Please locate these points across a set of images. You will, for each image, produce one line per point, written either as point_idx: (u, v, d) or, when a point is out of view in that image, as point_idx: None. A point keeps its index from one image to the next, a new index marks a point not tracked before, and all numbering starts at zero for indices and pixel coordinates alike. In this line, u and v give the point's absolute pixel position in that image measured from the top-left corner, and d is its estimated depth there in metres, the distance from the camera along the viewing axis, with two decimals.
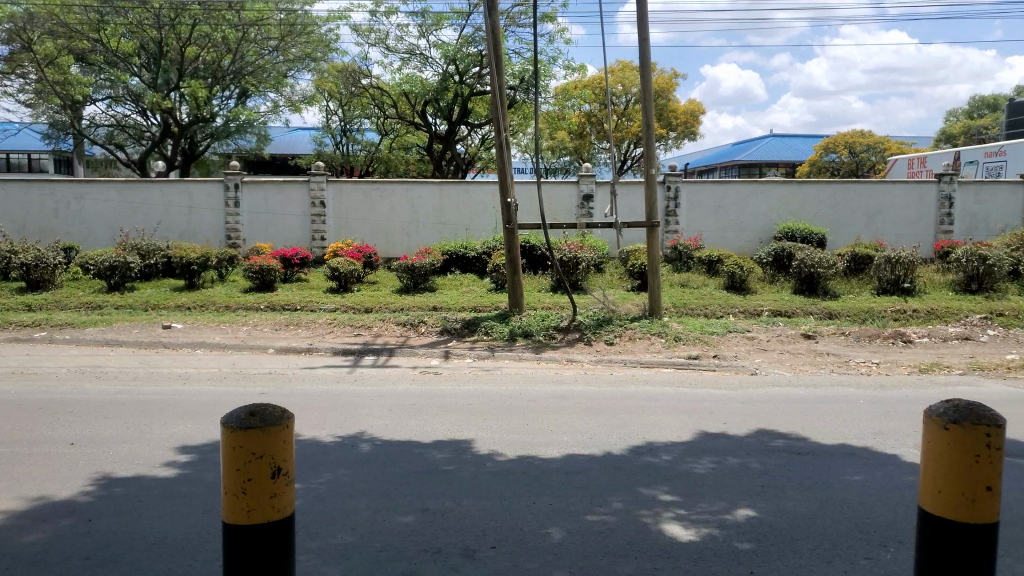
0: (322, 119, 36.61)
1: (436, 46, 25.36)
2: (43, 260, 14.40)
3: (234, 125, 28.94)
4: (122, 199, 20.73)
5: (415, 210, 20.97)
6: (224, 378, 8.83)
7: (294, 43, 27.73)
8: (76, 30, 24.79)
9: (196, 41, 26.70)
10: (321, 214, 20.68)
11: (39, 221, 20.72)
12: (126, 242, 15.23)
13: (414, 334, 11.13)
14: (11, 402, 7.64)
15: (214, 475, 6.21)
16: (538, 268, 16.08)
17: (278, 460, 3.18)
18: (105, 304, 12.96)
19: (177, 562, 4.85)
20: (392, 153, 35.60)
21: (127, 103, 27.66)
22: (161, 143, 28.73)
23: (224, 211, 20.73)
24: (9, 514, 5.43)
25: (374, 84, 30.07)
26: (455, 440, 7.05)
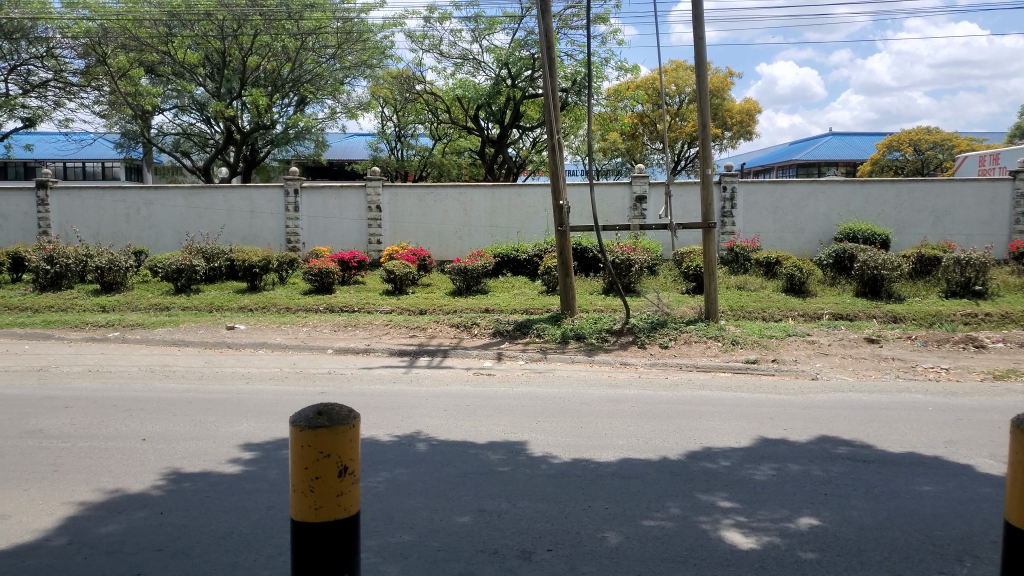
0: (377, 125, 37.36)
1: (489, 51, 25.50)
2: (115, 263, 15.00)
3: (293, 132, 29.55)
4: (188, 205, 21.50)
5: (468, 213, 21.14)
6: (285, 377, 9.05)
7: (351, 51, 28.50)
8: (147, 43, 26.10)
9: (258, 51, 27.58)
10: (377, 218, 21.06)
11: (113, 226, 21.70)
12: (192, 246, 15.76)
13: (467, 335, 11.20)
14: (88, 398, 8.02)
15: (278, 472, 6.38)
16: (590, 271, 16.05)
17: (345, 459, 3.25)
18: (173, 306, 13.44)
19: (244, 556, 4.99)
20: (445, 158, 36.10)
21: (193, 112, 28.88)
22: (223, 150, 29.66)
23: (284, 215, 21.27)
24: (87, 505, 5.70)
25: (428, 90, 30.31)
26: (510, 441, 7.08)
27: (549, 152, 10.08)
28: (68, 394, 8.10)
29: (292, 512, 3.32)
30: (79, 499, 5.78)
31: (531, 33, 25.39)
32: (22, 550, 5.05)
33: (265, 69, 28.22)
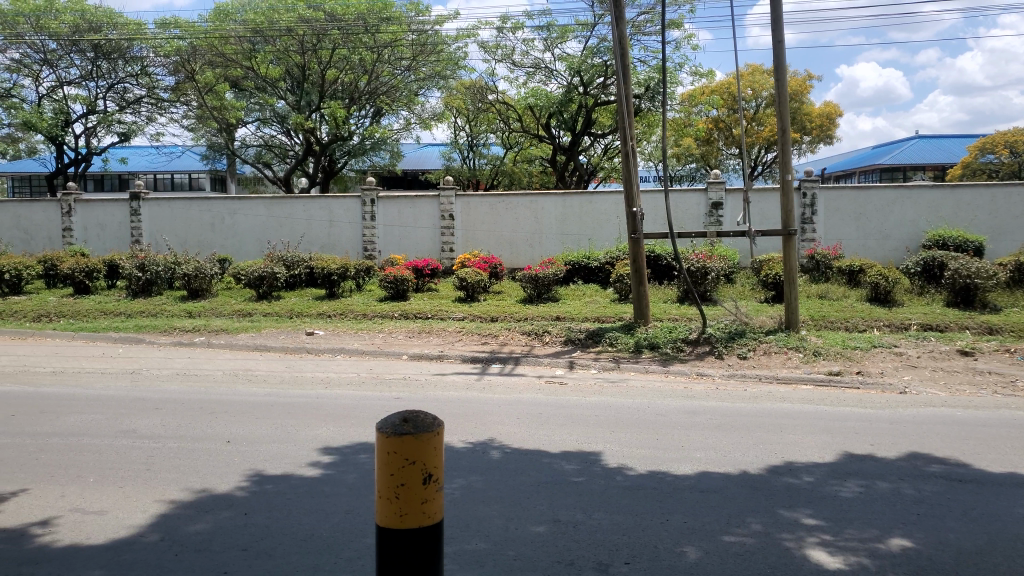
0: (450, 135, 38.03)
1: (561, 59, 25.55)
2: (202, 270, 15.60)
3: (370, 142, 30.34)
4: (270, 214, 22.29)
5: (540, 221, 21.16)
6: (363, 382, 9.22)
7: (425, 62, 28.95)
8: (232, 59, 27.73)
9: (336, 64, 28.14)
10: (450, 227, 21.34)
11: (199, 236, 22.70)
12: (274, 253, 16.27)
13: (539, 343, 11.18)
14: (179, 400, 8.36)
15: (355, 476, 6.48)
16: (663, 279, 15.84)
17: (430, 466, 3.27)
18: (255, 312, 13.89)
19: (324, 559, 5.07)
20: (516, 166, 36.42)
21: (274, 125, 29.98)
22: (303, 160, 30.49)
23: (361, 224, 21.77)
24: (176, 504, 5.92)
25: (500, 99, 30.65)
26: (584, 451, 7.00)
27: (623, 158, 10.01)
28: (159, 396, 8.46)
29: (376, 518, 3.33)
30: (170, 498, 6.01)
31: (605, 40, 25.24)
32: (118, 545, 5.27)
33: (343, 82, 28.79)
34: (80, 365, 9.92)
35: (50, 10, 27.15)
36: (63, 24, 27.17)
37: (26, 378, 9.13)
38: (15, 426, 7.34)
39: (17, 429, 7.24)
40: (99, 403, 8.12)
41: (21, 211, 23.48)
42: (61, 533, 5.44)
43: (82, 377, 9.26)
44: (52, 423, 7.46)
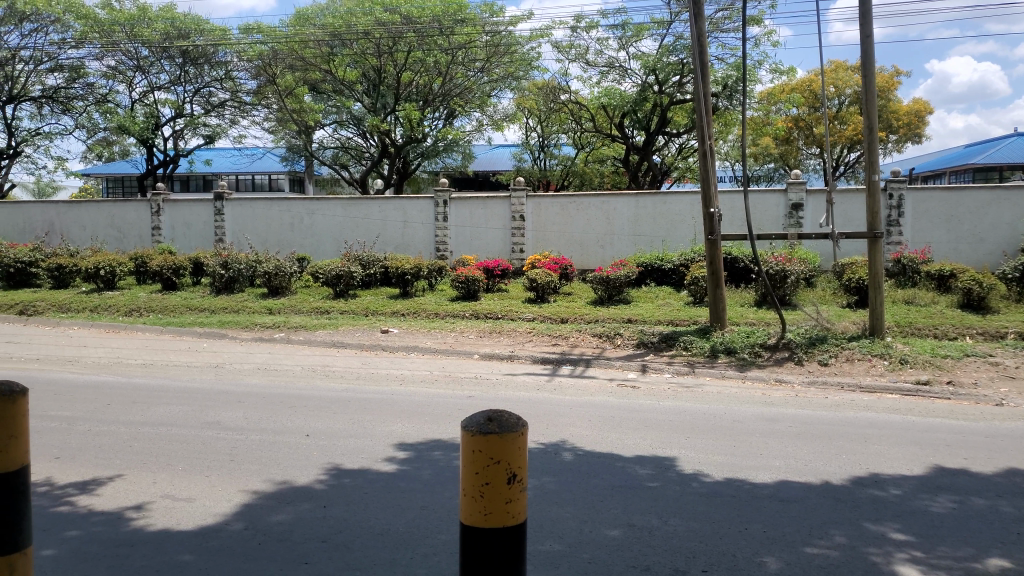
0: (521, 136, 38.22)
1: (636, 58, 25.29)
2: (282, 269, 16.07)
3: (443, 144, 30.74)
4: (346, 214, 22.83)
5: (612, 223, 20.98)
6: (436, 380, 9.32)
7: (498, 63, 29.28)
8: (311, 62, 28.65)
9: (411, 67, 28.55)
10: (521, 228, 21.39)
11: (279, 235, 23.45)
12: (351, 253, 16.63)
13: (610, 346, 11.07)
14: (260, 393, 8.63)
15: (430, 473, 6.54)
16: (740, 282, 15.51)
17: (514, 466, 3.22)
18: (332, 310, 14.23)
19: (400, 554, 5.13)
20: (588, 167, 36.29)
21: (350, 127, 30.80)
22: (379, 162, 31.12)
23: (434, 225, 22.05)
24: (259, 494, 6.11)
25: (572, 99, 30.70)
26: (658, 455, 6.88)
27: (700, 158, 9.85)
28: (241, 389, 8.75)
29: (460, 517, 3.33)
30: (253, 489, 6.20)
31: (681, 38, 24.84)
32: (205, 532, 5.46)
33: (418, 84, 29.23)
34: (169, 358, 10.38)
35: (143, 18, 28.74)
36: (155, 31, 28.67)
37: (121, 369, 9.61)
38: (110, 414, 7.72)
39: (113, 417, 7.61)
40: (186, 395, 8.45)
41: (114, 211, 24.72)
42: (154, 517, 5.67)
43: (171, 369, 9.67)
44: (145, 412, 7.82)
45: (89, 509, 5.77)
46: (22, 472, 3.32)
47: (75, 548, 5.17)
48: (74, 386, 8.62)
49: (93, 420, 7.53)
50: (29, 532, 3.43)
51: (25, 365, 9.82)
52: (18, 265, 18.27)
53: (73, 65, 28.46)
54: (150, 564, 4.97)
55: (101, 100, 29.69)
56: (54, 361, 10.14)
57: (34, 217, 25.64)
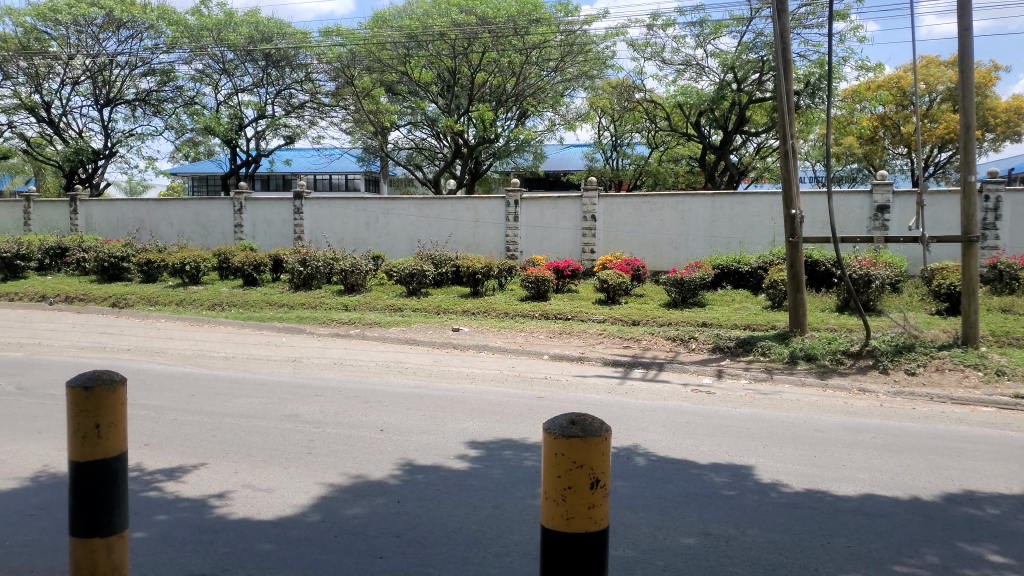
0: (594, 135, 38.15)
1: (714, 56, 24.81)
2: (357, 267, 16.44)
3: (514, 144, 30.99)
4: (420, 214, 23.21)
5: (687, 224, 20.64)
6: (507, 380, 9.33)
7: (572, 63, 29.31)
8: (388, 63, 29.21)
9: (485, 68, 28.90)
10: (592, 228, 21.27)
11: (354, 233, 24.02)
12: (423, 252, 16.86)
13: (684, 349, 10.86)
14: (335, 387, 8.82)
15: (501, 472, 6.54)
16: (821, 286, 15.07)
17: (598, 471, 3.07)
18: (404, 307, 14.44)
19: (473, 552, 5.14)
20: (662, 166, 35.97)
21: (424, 127, 31.38)
22: (452, 163, 31.54)
23: (505, 225, 22.16)
24: (335, 486, 6.23)
25: (647, 98, 29.84)
26: (735, 463, 6.70)
27: (783, 159, 9.71)
28: (318, 383, 8.97)
29: (541, 519, 3.20)
30: (329, 481, 6.33)
31: (761, 35, 24.01)
32: (284, 522, 5.60)
33: (491, 84, 29.62)
34: (249, 351, 10.72)
35: (229, 23, 29.97)
36: (240, 35, 29.92)
37: (205, 361, 9.98)
38: (195, 404, 8.04)
39: (197, 407, 7.92)
40: (265, 388, 8.71)
41: (201, 208, 25.88)
42: (235, 505, 5.86)
43: (251, 362, 9.99)
44: (226, 403, 8.09)
45: (176, 495, 6.00)
46: (118, 458, 3.47)
47: (164, 532, 5.38)
48: (162, 376, 9.02)
49: (179, 409, 7.83)
50: (126, 516, 3.56)
51: (119, 355, 10.34)
52: (111, 260, 19.17)
53: (165, 69, 30.06)
54: (232, 551, 5.13)
55: (189, 101, 31.13)
56: (143, 352, 10.62)
57: (126, 214, 26.92)
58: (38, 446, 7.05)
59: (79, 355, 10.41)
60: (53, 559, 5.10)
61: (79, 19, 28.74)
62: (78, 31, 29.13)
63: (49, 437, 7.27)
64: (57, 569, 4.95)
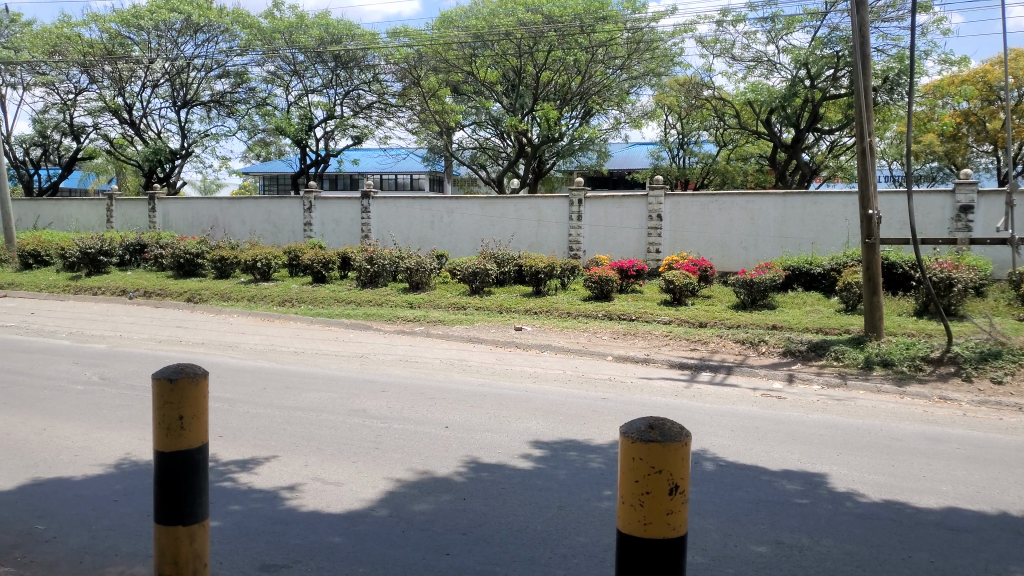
0: (660, 134, 37.75)
1: (786, 51, 24.20)
2: (423, 265, 16.65)
3: (578, 143, 30.93)
4: (484, 213, 23.37)
5: (756, 224, 20.19)
6: (571, 380, 9.29)
7: (639, 60, 29.05)
8: (454, 64, 29.58)
9: (551, 66, 28.91)
10: (657, 228, 21.03)
11: (419, 232, 24.34)
12: (486, 251, 16.97)
13: (754, 352, 10.63)
14: (401, 384, 8.94)
15: (566, 473, 6.50)
16: (898, 289, 14.57)
17: (677, 477, 2.81)
18: (467, 306, 14.54)
19: (540, 553, 5.11)
20: (730, 165, 35.73)
21: (489, 127, 31.61)
22: (516, 162, 31.65)
23: (568, 224, 22.10)
24: (402, 482, 6.31)
25: (716, 95, 29.91)
26: (807, 471, 6.51)
27: (858, 157, 9.60)
28: (385, 380, 9.10)
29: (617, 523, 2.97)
30: (397, 477, 6.41)
31: (837, 30, 23.18)
32: (353, 516, 5.69)
33: (557, 83, 29.63)
34: (318, 347, 10.97)
35: (300, 25, 30.89)
36: (310, 38, 30.74)
37: (275, 356, 10.26)
38: (266, 397, 8.26)
39: (269, 400, 8.14)
40: (334, 383, 8.89)
41: (271, 207, 26.62)
42: (306, 498, 5.98)
43: (319, 358, 10.22)
44: (296, 397, 8.29)
45: (250, 485, 6.17)
46: (200, 448, 3.54)
47: (238, 522, 5.54)
48: (235, 370, 9.30)
49: (251, 402, 8.06)
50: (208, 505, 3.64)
51: (194, 348, 10.73)
52: (187, 256, 19.94)
53: (238, 71, 31.15)
54: (304, 543, 5.25)
55: (261, 103, 32.12)
56: (217, 346, 10.98)
57: (201, 212, 27.93)
58: (121, 434, 7.34)
59: (157, 347, 10.85)
60: (135, 543, 5.30)
61: (159, 25, 30.13)
62: (158, 36, 30.52)
63: (131, 426, 7.56)
64: (140, 553, 5.15)
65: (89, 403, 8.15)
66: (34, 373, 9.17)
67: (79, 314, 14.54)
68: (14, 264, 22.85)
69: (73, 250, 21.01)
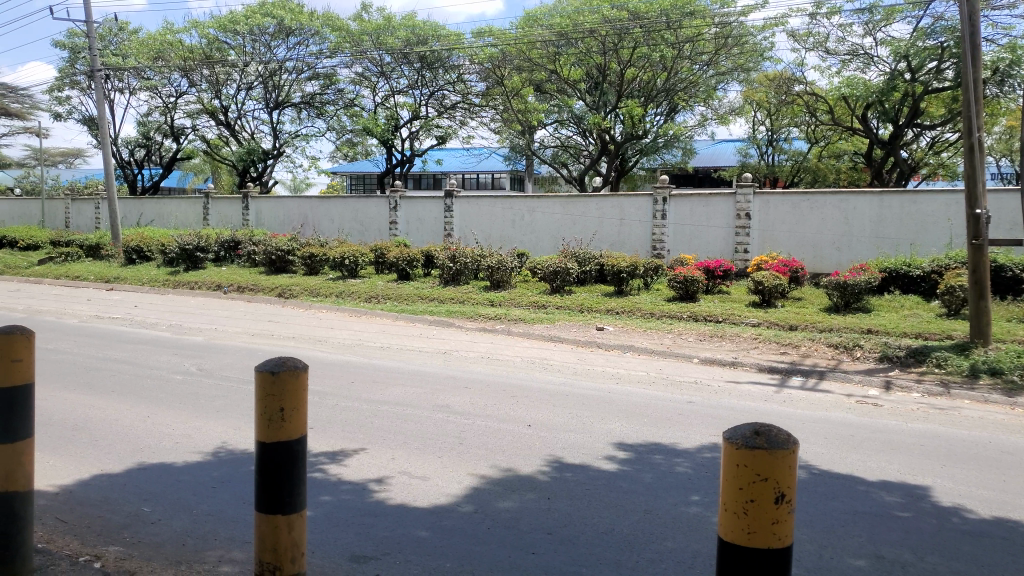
0: (748, 130, 36.98)
1: (884, 44, 23.24)
2: (505, 264, 16.76)
3: (662, 141, 30.59)
4: (565, 212, 23.38)
5: (851, 223, 19.49)
6: (655, 382, 9.18)
7: (727, 56, 28.46)
8: (538, 62, 29.74)
9: (636, 63, 28.76)
10: (745, 227, 20.54)
11: (500, 230, 24.54)
12: (568, 250, 16.97)
13: (848, 358, 10.26)
14: (484, 381, 9.04)
15: (651, 477, 6.41)
16: (1008, 294, 13.79)
17: (783, 485, 2.44)
18: (548, 305, 14.56)
19: (626, 556, 5.05)
20: (822, 163, 34.74)
21: (571, 125, 31.57)
22: (599, 160, 31.56)
23: (651, 223, 21.85)
24: (488, 478, 6.36)
25: (808, 90, 28.20)
26: (908, 483, 6.22)
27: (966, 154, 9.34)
28: (468, 376, 9.20)
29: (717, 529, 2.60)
30: (481, 473, 6.47)
31: (942, 19, 22.09)
32: (439, 511, 5.77)
33: (641, 80, 29.38)
34: (404, 343, 11.18)
35: (388, 28, 31.68)
36: (397, 39, 31.47)
37: (361, 350, 10.53)
38: (355, 391, 8.48)
39: (356, 394, 8.34)
40: (419, 379, 9.04)
41: (357, 205, 27.34)
42: (392, 491, 6.10)
43: (405, 353, 10.42)
44: (382, 391, 8.48)
45: (339, 477, 6.34)
46: (300, 439, 3.40)
47: (329, 512, 5.70)
48: (323, 364, 9.59)
49: (339, 395, 8.29)
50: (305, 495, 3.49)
51: (285, 342, 11.11)
52: (279, 253, 20.69)
53: (328, 73, 32.20)
54: (392, 536, 5.35)
55: (349, 104, 33.14)
56: (307, 340, 11.35)
57: (290, 211, 28.97)
58: (218, 423, 7.68)
59: (251, 340, 11.30)
60: (233, 529, 5.51)
61: (253, 29, 31.46)
62: (253, 40, 31.91)
63: (228, 416, 7.90)
64: (237, 538, 5.36)
65: (188, 393, 8.55)
66: (138, 362, 9.70)
67: (179, 307, 15.33)
68: (119, 259, 24.31)
69: (173, 246, 22.19)
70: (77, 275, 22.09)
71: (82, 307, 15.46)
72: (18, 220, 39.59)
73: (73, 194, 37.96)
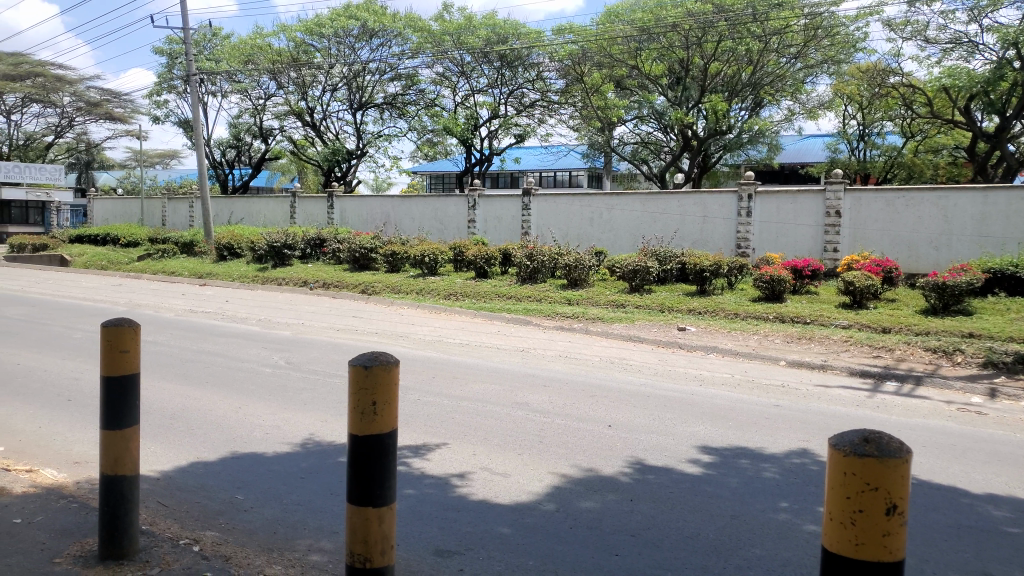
0: (838, 125, 35.62)
1: (991, 31, 21.95)
2: (583, 262, 16.71)
3: (747, 136, 29.79)
4: (644, 210, 23.10)
5: (951, 221, 18.56)
6: (739, 384, 8.98)
7: (817, 48, 27.51)
8: (618, 58, 29.42)
9: (720, 57, 28.26)
10: (836, 225, 19.85)
11: (578, 228, 24.44)
12: (648, 249, 16.78)
13: (948, 362, 9.78)
14: (563, 380, 9.03)
15: (737, 481, 6.26)
16: None
17: (898, 494, 2.20)
18: (628, 304, 14.43)
19: (713, 561, 4.95)
20: (918, 158, 33.20)
21: (651, 121, 31.12)
22: (680, 156, 31.03)
23: (735, 220, 21.35)
24: (569, 478, 6.35)
25: (904, 82, 27.26)
26: (1016, 498, 5.86)
27: None
28: (549, 375, 9.21)
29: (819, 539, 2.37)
30: (562, 472, 6.46)
31: None
32: (521, 508, 5.79)
33: (725, 75, 28.83)
34: (485, 340, 11.28)
35: (468, 27, 31.88)
36: (478, 39, 31.63)
37: (441, 347, 10.68)
38: (438, 387, 8.62)
39: (439, 390, 8.48)
40: (500, 376, 9.10)
41: (436, 203, 27.76)
42: (474, 487, 6.17)
43: (485, 351, 10.49)
44: (463, 388, 8.58)
45: (422, 471, 6.46)
46: (391, 433, 3.29)
47: (413, 506, 5.81)
48: (407, 359, 9.78)
49: (422, 391, 8.43)
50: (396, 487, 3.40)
51: (368, 338, 11.39)
52: (362, 250, 21.22)
53: (409, 73, 32.77)
54: (475, 532, 5.41)
55: (429, 104, 33.67)
56: (390, 336, 11.59)
57: (373, 210, 29.67)
58: (306, 415, 7.94)
59: (336, 335, 11.64)
60: (322, 519, 5.68)
61: (338, 32, 32.30)
62: (337, 42, 32.71)
63: (316, 408, 8.16)
64: (326, 528, 5.51)
65: (277, 385, 8.89)
66: (231, 355, 10.14)
67: (268, 302, 15.96)
68: (209, 255, 25.46)
69: (261, 243, 23.11)
70: (172, 271, 23.30)
71: (178, 302, 16.27)
72: (119, 219, 42.11)
73: (168, 193, 40.02)
